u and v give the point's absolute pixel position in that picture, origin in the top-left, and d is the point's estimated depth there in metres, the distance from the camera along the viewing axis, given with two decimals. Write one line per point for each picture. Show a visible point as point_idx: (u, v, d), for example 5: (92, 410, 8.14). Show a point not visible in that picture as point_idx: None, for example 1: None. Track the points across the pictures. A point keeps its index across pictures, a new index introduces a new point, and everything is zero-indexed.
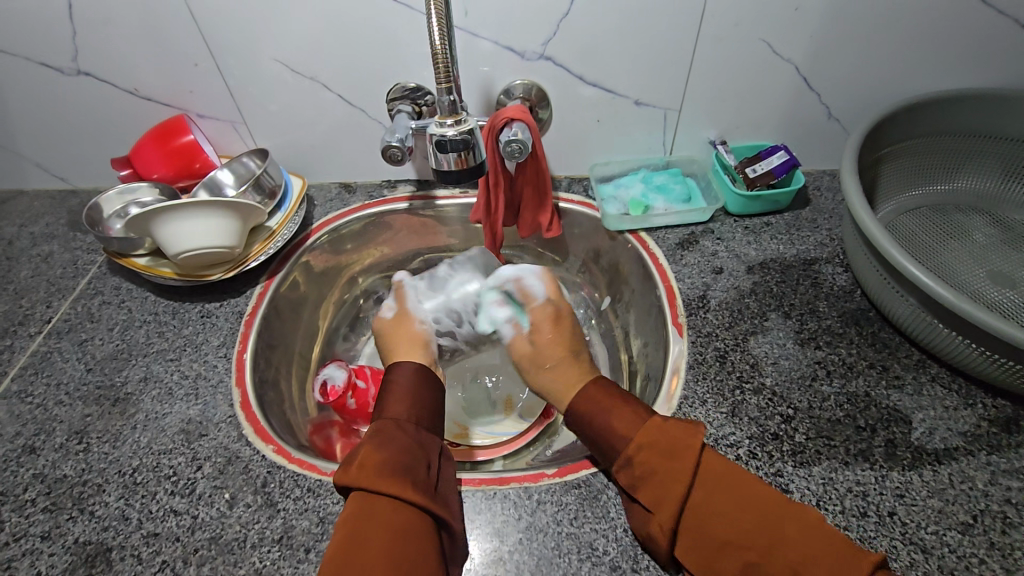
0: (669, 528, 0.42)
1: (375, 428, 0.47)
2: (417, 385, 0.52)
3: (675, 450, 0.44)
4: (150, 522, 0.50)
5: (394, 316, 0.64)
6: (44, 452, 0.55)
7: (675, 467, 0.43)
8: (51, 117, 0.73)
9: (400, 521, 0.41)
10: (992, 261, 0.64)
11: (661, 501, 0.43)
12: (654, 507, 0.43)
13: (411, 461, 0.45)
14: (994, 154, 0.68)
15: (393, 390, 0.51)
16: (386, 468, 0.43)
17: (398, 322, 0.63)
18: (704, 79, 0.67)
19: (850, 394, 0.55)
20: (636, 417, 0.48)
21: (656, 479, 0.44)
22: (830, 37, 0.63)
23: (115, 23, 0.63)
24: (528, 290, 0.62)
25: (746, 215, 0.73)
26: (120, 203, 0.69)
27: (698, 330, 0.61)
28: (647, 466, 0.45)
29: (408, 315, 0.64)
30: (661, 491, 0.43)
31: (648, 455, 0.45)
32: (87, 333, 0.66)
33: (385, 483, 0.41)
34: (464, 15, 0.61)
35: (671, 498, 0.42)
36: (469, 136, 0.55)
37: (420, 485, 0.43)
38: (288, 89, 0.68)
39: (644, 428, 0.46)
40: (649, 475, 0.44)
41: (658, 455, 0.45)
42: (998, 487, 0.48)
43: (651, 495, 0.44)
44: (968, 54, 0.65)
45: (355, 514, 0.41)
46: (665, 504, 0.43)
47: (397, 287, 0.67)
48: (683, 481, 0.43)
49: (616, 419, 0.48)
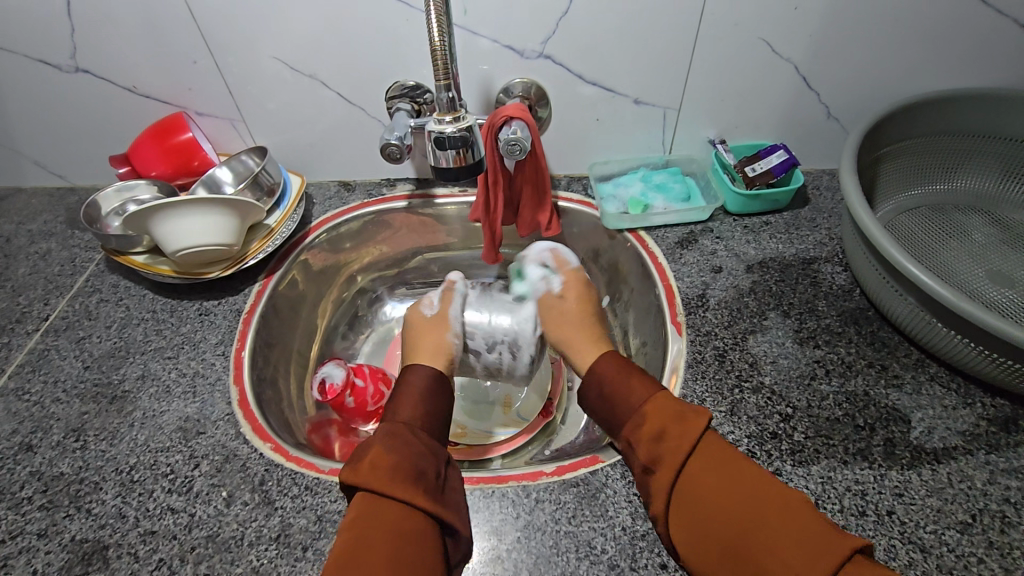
0: (664, 486, 0.44)
1: (386, 429, 0.47)
2: (427, 389, 0.52)
3: (684, 417, 0.46)
4: (146, 520, 0.50)
5: (438, 316, 0.62)
6: (41, 450, 0.55)
7: (682, 431, 0.45)
8: (49, 114, 0.73)
9: (406, 525, 0.41)
10: (992, 260, 0.64)
11: (661, 459, 0.45)
12: (653, 466, 0.45)
13: (421, 465, 0.45)
14: (993, 153, 0.68)
15: (404, 393, 0.51)
16: (393, 471, 0.43)
17: (435, 325, 0.61)
18: (703, 78, 0.67)
19: (849, 393, 0.55)
20: (651, 386, 0.50)
21: (661, 439, 0.45)
22: (830, 36, 0.63)
23: (114, 20, 0.63)
24: (563, 258, 0.67)
25: (745, 215, 0.73)
26: (118, 200, 0.69)
27: (697, 329, 0.61)
28: (654, 425, 0.46)
29: (447, 322, 0.61)
30: (663, 450, 0.45)
31: (658, 414, 0.46)
32: (85, 331, 0.66)
33: (392, 487, 0.41)
34: (463, 13, 0.61)
35: (672, 455, 0.44)
36: (467, 134, 0.55)
37: (428, 490, 0.43)
38: (287, 87, 0.68)
39: (658, 395, 0.48)
40: (655, 435, 0.46)
41: (667, 417, 0.46)
42: (996, 486, 0.48)
43: (651, 453, 0.45)
44: (967, 54, 0.65)
45: (361, 514, 0.41)
46: (666, 462, 0.44)
47: (448, 284, 0.66)
48: (686, 443, 0.44)
49: (634, 385, 0.50)
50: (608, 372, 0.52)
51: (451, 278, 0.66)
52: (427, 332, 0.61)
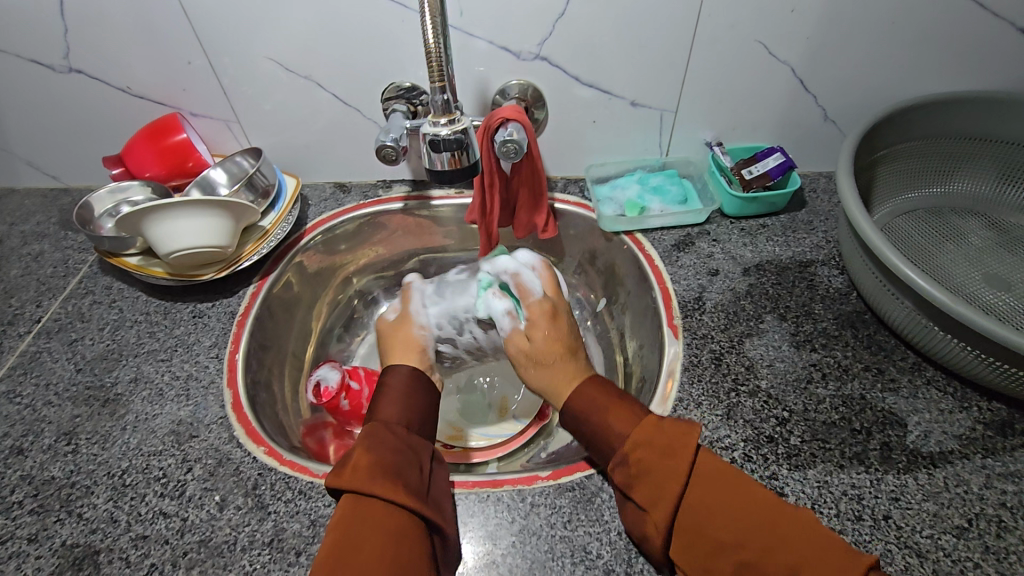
0: (664, 526, 0.42)
1: (368, 429, 0.46)
2: (410, 388, 0.51)
3: (670, 449, 0.43)
4: (138, 525, 0.49)
5: (399, 316, 0.62)
6: (32, 453, 0.54)
7: (670, 464, 0.42)
8: (42, 115, 0.72)
9: (393, 525, 0.40)
10: (988, 264, 0.64)
11: (654, 501, 0.42)
12: (648, 505, 0.43)
13: (406, 464, 0.45)
14: (989, 157, 0.68)
15: (385, 394, 0.50)
16: (379, 470, 0.42)
17: (397, 325, 0.61)
18: (700, 80, 0.67)
19: (845, 397, 0.55)
20: (632, 418, 0.47)
21: (650, 479, 0.43)
22: (826, 39, 0.63)
23: (107, 20, 0.62)
24: (527, 286, 0.60)
25: (741, 217, 0.73)
26: (111, 202, 0.69)
27: (694, 332, 0.61)
28: (642, 464, 0.44)
29: (408, 315, 0.62)
30: (656, 488, 0.42)
31: (640, 455, 0.44)
32: (77, 333, 0.65)
33: (377, 487, 0.41)
34: (459, 14, 0.61)
35: (665, 497, 0.42)
36: (463, 136, 0.54)
37: (412, 488, 0.43)
38: (283, 88, 0.68)
39: (639, 428, 0.45)
40: (644, 474, 0.43)
41: (651, 453, 0.44)
42: (993, 491, 0.48)
43: (644, 494, 0.43)
44: (964, 57, 0.65)
45: (348, 516, 0.40)
46: (660, 502, 0.42)
47: (405, 289, 0.66)
48: (676, 479, 0.41)
49: (612, 419, 0.47)
50: (589, 412, 0.49)
51: (408, 280, 0.68)
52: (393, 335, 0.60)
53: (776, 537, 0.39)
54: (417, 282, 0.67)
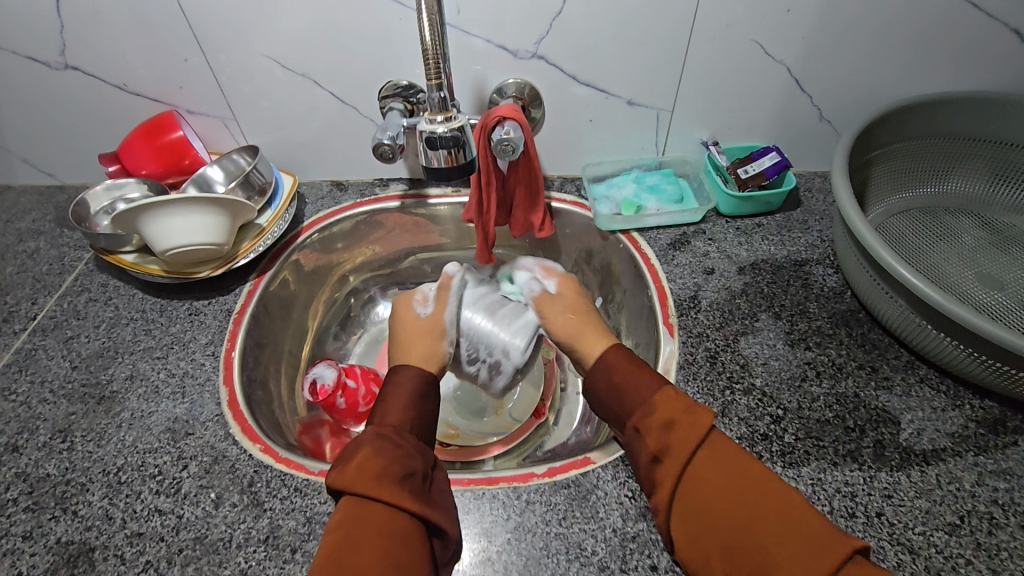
0: (672, 473, 0.43)
1: (372, 431, 0.46)
2: (416, 390, 0.51)
3: (695, 409, 0.45)
4: (133, 522, 0.49)
5: (431, 318, 0.61)
6: (27, 450, 0.54)
7: (686, 424, 0.44)
8: (37, 112, 0.72)
9: (394, 527, 0.40)
10: (981, 263, 0.65)
11: (671, 447, 0.44)
12: (663, 452, 0.44)
13: (412, 467, 0.44)
14: (983, 156, 0.69)
15: (390, 395, 0.51)
16: (382, 472, 0.42)
17: (429, 328, 0.61)
18: (696, 79, 0.67)
19: (839, 394, 0.55)
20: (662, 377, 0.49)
21: (672, 429, 0.44)
22: (822, 39, 0.63)
23: (103, 17, 0.62)
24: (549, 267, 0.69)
25: (737, 216, 0.73)
26: (108, 199, 0.69)
27: (690, 330, 0.61)
28: (665, 412, 0.45)
29: (441, 327, 0.61)
30: (672, 439, 0.44)
31: (665, 406, 0.46)
32: (73, 330, 0.65)
33: (379, 490, 0.41)
34: (456, 12, 0.61)
35: (682, 447, 0.43)
36: (459, 133, 0.54)
37: (415, 490, 0.43)
38: (280, 85, 0.68)
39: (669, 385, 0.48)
40: (661, 426, 0.45)
41: (675, 406, 0.46)
42: (985, 488, 0.49)
43: (659, 444, 0.45)
44: (958, 57, 0.65)
45: (347, 518, 0.40)
46: (676, 450, 0.43)
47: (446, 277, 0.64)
48: (697, 435, 0.43)
49: (639, 374, 0.49)
50: (617, 364, 0.51)
51: (449, 269, 0.65)
52: (419, 333, 0.60)
53: (774, 518, 0.39)
54: (457, 278, 0.64)
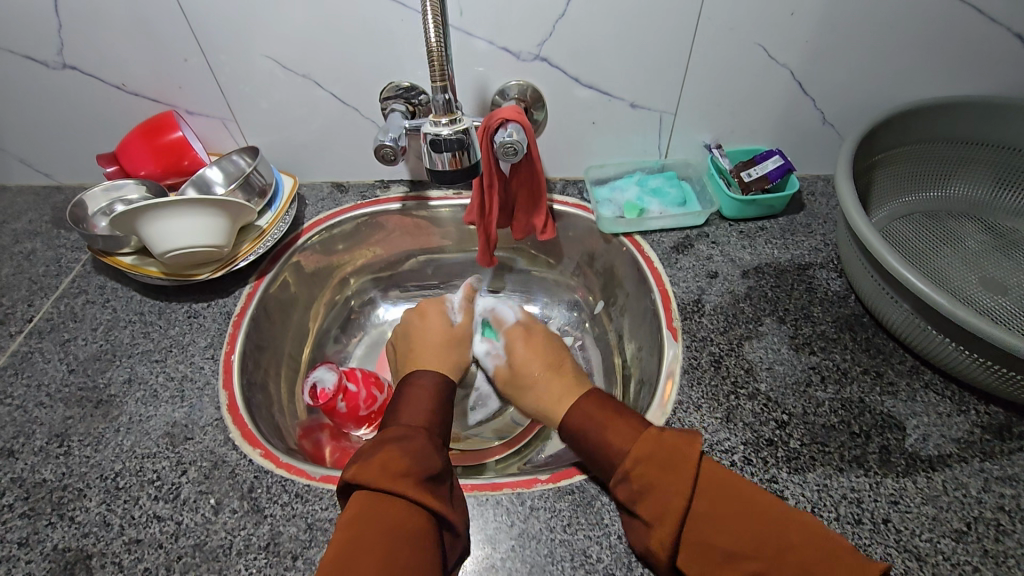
0: (670, 540, 0.41)
1: (397, 430, 0.46)
2: (436, 393, 0.52)
3: (673, 464, 0.42)
4: (131, 528, 0.48)
5: (460, 327, 0.66)
6: (23, 455, 0.54)
7: (676, 480, 0.41)
8: (34, 112, 0.71)
9: (411, 523, 0.40)
10: (985, 267, 0.65)
11: (662, 514, 0.41)
12: (655, 519, 0.42)
13: (434, 467, 0.44)
14: (986, 160, 0.69)
15: (414, 397, 0.51)
16: (404, 468, 0.42)
17: (456, 335, 0.65)
18: (700, 82, 0.67)
19: (844, 400, 0.55)
20: (628, 432, 0.47)
21: (656, 494, 0.42)
22: (826, 41, 0.63)
23: (101, 16, 0.61)
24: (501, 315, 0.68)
25: (741, 220, 0.73)
26: (106, 200, 0.68)
27: (694, 335, 0.61)
28: (644, 480, 0.43)
29: (468, 337, 0.66)
30: (663, 504, 0.41)
31: (646, 470, 0.43)
32: (70, 333, 0.64)
33: (399, 485, 0.40)
34: (458, 14, 0.60)
35: (671, 510, 0.41)
36: (463, 136, 0.54)
37: (434, 489, 0.43)
38: (281, 85, 0.67)
39: (637, 444, 0.45)
40: (649, 489, 0.43)
41: (656, 468, 0.43)
42: (992, 494, 0.48)
43: (649, 509, 0.42)
44: (962, 61, 0.65)
45: (363, 513, 0.40)
46: (667, 517, 0.41)
47: (467, 289, 0.71)
48: (685, 494, 0.41)
49: (610, 434, 0.48)
50: (585, 429, 0.50)
51: (471, 282, 0.72)
52: (447, 338, 0.64)
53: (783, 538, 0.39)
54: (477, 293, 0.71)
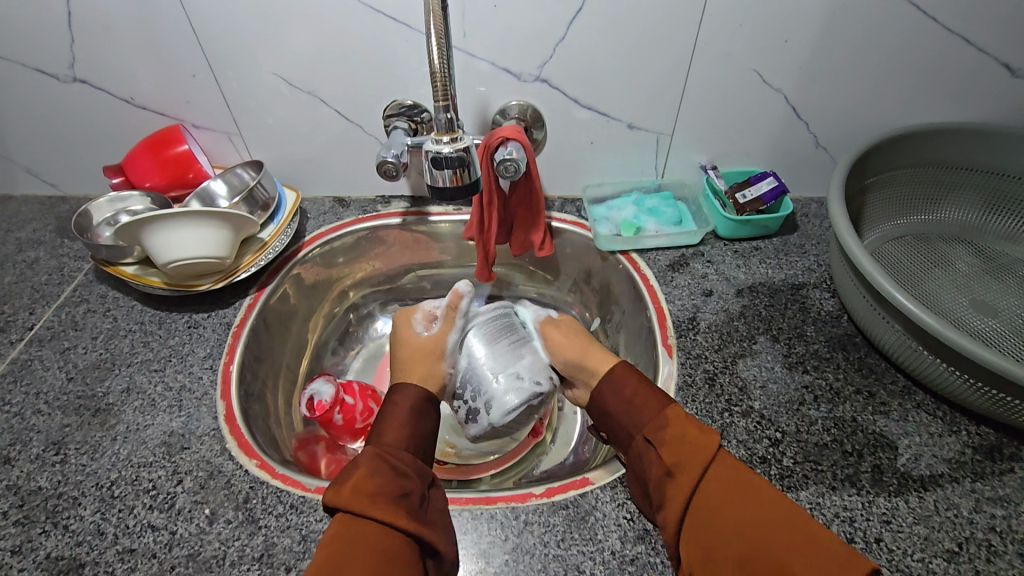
0: (687, 489, 0.42)
1: (372, 449, 0.46)
2: (413, 409, 0.51)
3: (702, 424, 0.45)
4: (125, 537, 0.48)
5: (433, 337, 0.60)
6: (20, 463, 0.54)
7: (703, 432, 0.44)
8: (43, 124, 0.73)
9: (387, 548, 0.39)
10: (975, 290, 0.66)
11: (684, 462, 0.43)
12: (675, 468, 0.43)
13: (407, 486, 0.44)
14: (975, 186, 0.70)
15: (390, 415, 0.50)
16: (376, 490, 0.42)
17: (428, 347, 0.60)
18: (696, 106, 0.69)
19: (837, 418, 0.56)
20: (662, 396, 0.49)
21: (682, 441, 0.44)
22: (818, 68, 0.65)
23: (113, 34, 0.63)
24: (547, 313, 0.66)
25: (735, 239, 0.74)
26: (111, 210, 0.69)
27: (688, 352, 0.62)
28: (673, 430, 0.45)
29: (441, 348, 0.60)
30: (686, 452, 0.43)
31: (676, 422, 0.46)
32: (70, 341, 0.65)
33: (378, 510, 0.40)
34: (462, 36, 0.62)
35: (694, 461, 0.42)
36: (464, 154, 0.55)
37: (407, 507, 0.42)
38: (285, 102, 0.69)
39: (672, 404, 0.48)
40: (674, 440, 0.44)
41: (685, 422, 0.45)
42: (983, 515, 0.49)
43: (672, 458, 0.44)
44: (950, 90, 0.67)
45: (342, 535, 0.40)
46: (688, 465, 0.43)
47: (454, 294, 0.61)
48: (711, 445, 0.43)
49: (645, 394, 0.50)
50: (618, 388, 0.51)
51: (457, 286, 0.61)
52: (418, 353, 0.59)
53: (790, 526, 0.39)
54: (467, 297, 0.61)
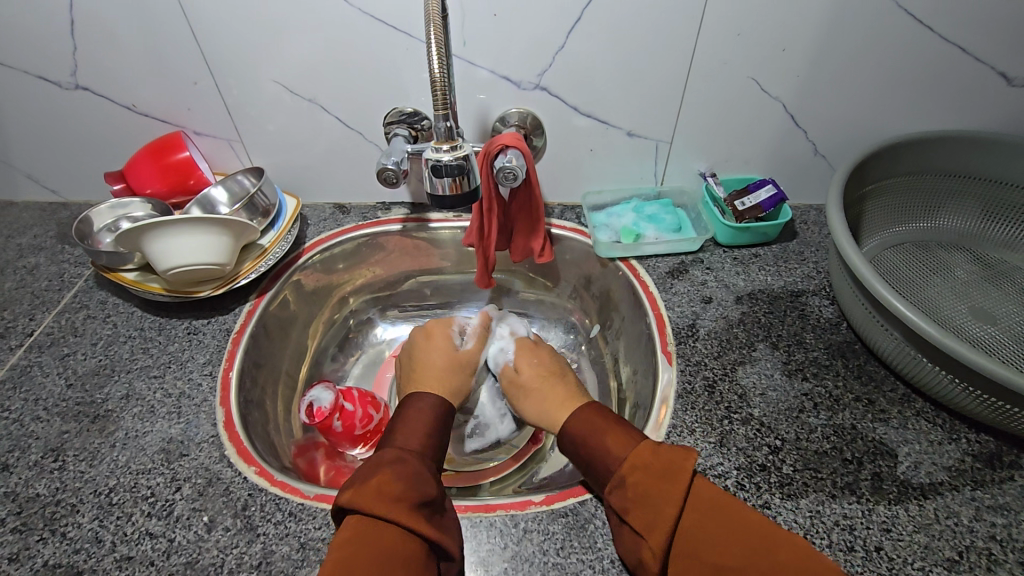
0: (659, 551, 0.41)
1: (392, 452, 0.46)
2: (435, 418, 0.52)
3: (669, 471, 0.43)
4: (123, 545, 0.48)
5: (467, 352, 0.65)
6: (18, 469, 0.54)
7: (668, 487, 0.42)
8: (45, 130, 0.73)
9: (405, 550, 0.39)
10: (974, 297, 0.66)
11: (652, 523, 0.42)
12: (645, 531, 0.42)
13: (427, 491, 0.44)
14: (974, 194, 0.70)
15: (412, 420, 0.51)
16: (397, 494, 0.42)
17: (460, 360, 0.64)
18: (695, 114, 0.69)
19: (836, 426, 0.55)
20: (628, 440, 0.48)
21: (647, 500, 0.43)
22: (816, 76, 0.65)
23: (115, 41, 0.63)
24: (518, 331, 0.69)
25: (734, 246, 0.74)
26: (111, 217, 0.69)
27: (688, 359, 0.62)
28: (636, 487, 0.44)
29: (473, 363, 0.65)
30: (653, 512, 0.42)
31: (639, 477, 0.44)
32: (70, 348, 0.65)
33: (397, 513, 0.41)
34: (462, 44, 0.63)
35: (661, 524, 0.41)
36: (464, 162, 0.55)
37: (425, 513, 0.43)
38: (285, 109, 0.69)
39: (636, 450, 0.46)
40: (641, 498, 0.43)
41: (649, 476, 0.44)
42: (983, 523, 0.49)
43: (640, 519, 0.43)
44: (947, 99, 0.67)
45: (356, 538, 0.40)
46: (655, 529, 0.42)
47: (485, 316, 0.69)
48: (676, 503, 0.41)
49: (610, 440, 0.48)
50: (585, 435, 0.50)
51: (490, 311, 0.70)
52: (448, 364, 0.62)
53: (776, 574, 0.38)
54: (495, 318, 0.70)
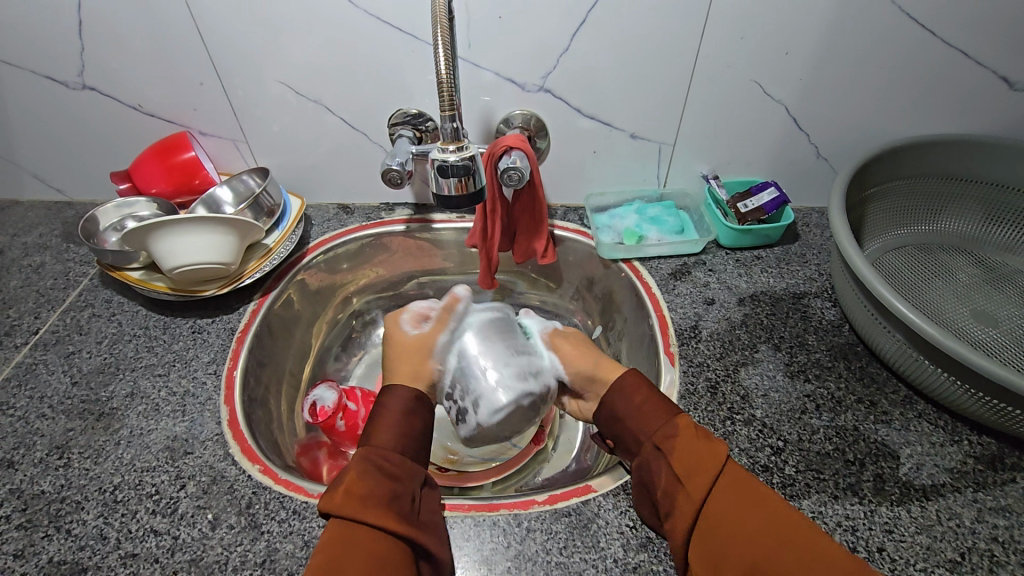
0: (698, 496, 0.43)
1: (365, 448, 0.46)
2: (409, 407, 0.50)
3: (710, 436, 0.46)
4: (128, 542, 0.48)
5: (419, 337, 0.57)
6: (23, 466, 0.54)
7: (710, 445, 0.45)
8: (51, 130, 0.74)
9: (378, 549, 0.40)
10: (976, 300, 0.66)
11: (693, 471, 0.44)
12: (685, 477, 0.44)
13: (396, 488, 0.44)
14: (975, 197, 0.71)
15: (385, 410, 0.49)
16: (366, 493, 0.42)
17: (416, 346, 0.56)
18: (698, 116, 0.69)
19: (838, 427, 0.56)
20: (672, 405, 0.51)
21: (691, 451, 0.45)
22: (818, 80, 0.66)
23: (123, 42, 0.64)
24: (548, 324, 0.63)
25: (736, 248, 0.74)
26: (117, 216, 0.70)
27: (690, 360, 0.62)
28: (683, 439, 0.46)
29: (428, 346, 0.56)
30: (696, 461, 0.44)
31: (685, 431, 0.46)
32: (75, 346, 0.65)
33: (368, 512, 0.40)
34: (467, 46, 0.63)
35: (704, 472, 0.43)
36: (470, 162, 0.55)
37: (398, 510, 0.43)
38: (291, 110, 0.70)
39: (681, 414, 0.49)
40: (684, 449, 0.45)
41: (695, 432, 0.46)
42: (985, 524, 0.49)
43: (682, 466, 0.44)
44: (949, 103, 0.68)
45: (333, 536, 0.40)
46: (697, 475, 0.43)
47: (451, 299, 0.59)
48: (719, 457, 0.44)
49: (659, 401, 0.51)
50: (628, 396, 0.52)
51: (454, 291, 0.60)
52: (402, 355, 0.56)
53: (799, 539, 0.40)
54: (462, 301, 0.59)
